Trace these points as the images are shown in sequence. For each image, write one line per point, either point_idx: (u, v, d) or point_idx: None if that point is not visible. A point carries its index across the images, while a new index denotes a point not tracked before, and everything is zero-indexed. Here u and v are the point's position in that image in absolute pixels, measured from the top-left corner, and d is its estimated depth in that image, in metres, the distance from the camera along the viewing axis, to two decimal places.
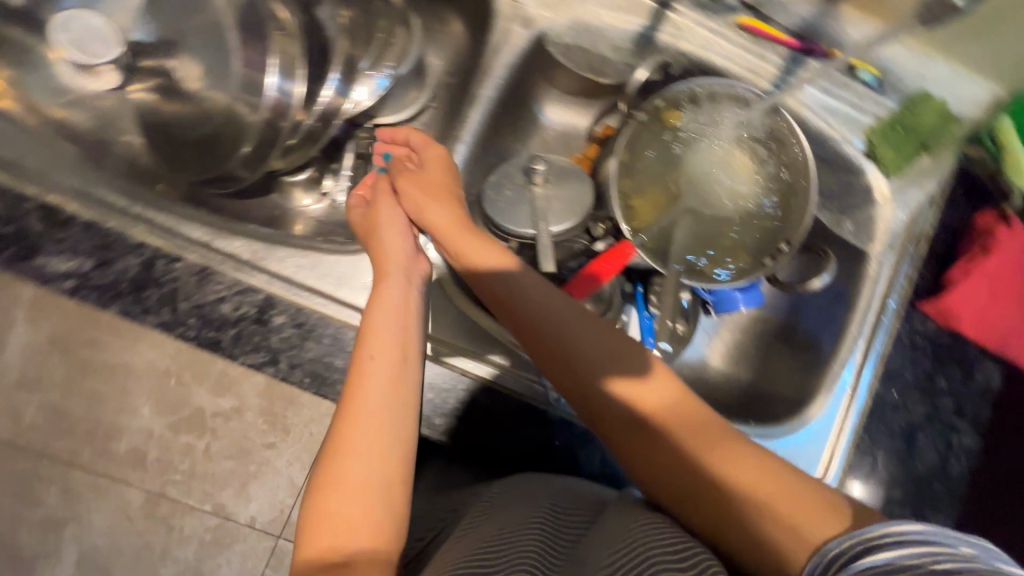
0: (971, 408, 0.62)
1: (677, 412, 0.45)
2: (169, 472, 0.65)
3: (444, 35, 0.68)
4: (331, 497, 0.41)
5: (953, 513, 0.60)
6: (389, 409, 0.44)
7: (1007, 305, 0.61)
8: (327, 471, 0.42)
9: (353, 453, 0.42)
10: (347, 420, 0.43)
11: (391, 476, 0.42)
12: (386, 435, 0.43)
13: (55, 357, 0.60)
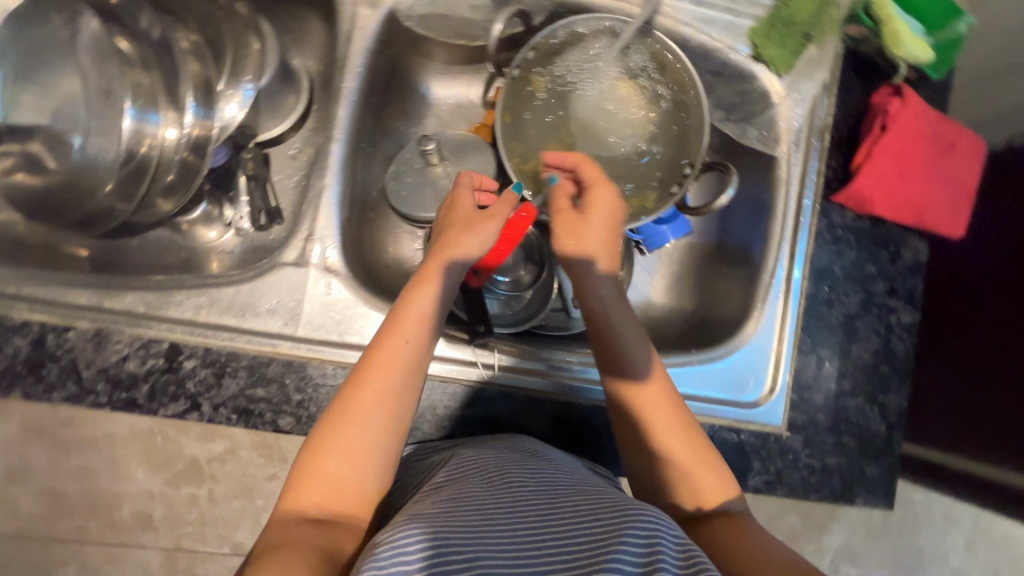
0: (904, 286, 0.62)
1: (691, 451, 0.48)
2: (178, 527, 0.79)
3: (307, 35, 0.67)
4: (327, 457, 0.44)
5: (900, 389, 0.62)
6: (399, 396, 0.47)
7: (919, 177, 0.61)
8: (329, 435, 0.45)
9: (359, 426, 0.45)
10: (366, 394, 0.47)
11: (384, 457, 0.46)
12: (394, 410, 0.47)
13: (33, 447, 0.72)
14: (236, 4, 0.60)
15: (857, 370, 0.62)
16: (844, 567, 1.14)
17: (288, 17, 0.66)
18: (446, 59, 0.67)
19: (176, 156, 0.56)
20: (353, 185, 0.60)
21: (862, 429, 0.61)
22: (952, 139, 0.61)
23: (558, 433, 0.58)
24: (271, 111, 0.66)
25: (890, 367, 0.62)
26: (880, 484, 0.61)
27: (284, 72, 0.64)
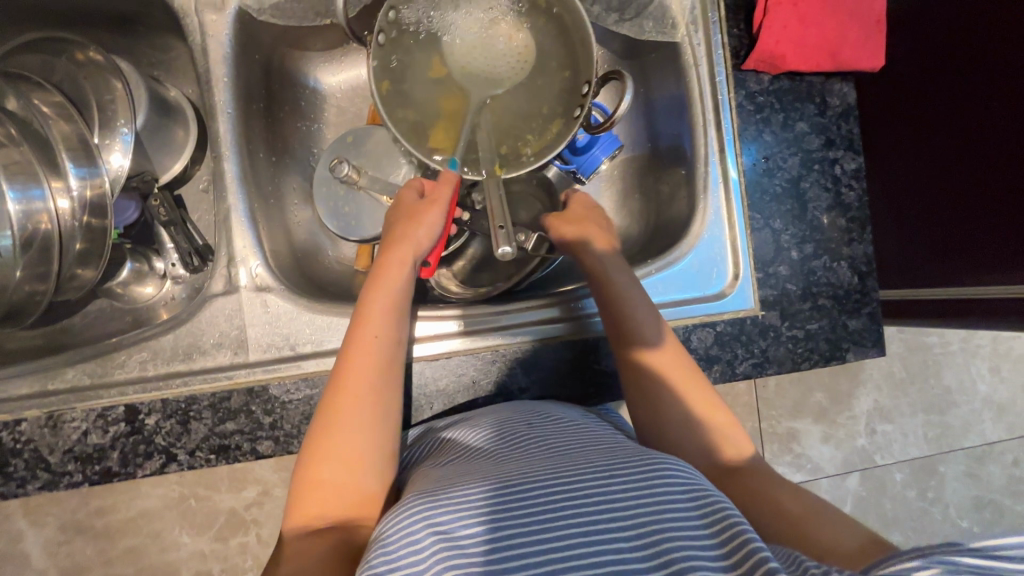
0: (839, 134, 0.61)
1: (695, 394, 0.52)
2: (241, 569, 0.89)
3: (176, 63, 0.64)
4: (320, 468, 0.43)
5: (862, 236, 0.61)
6: (380, 387, 0.47)
7: (824, 19, 0.58)
8: (319, 445, 0.44)
9: (350, 425, 0.45)
10: (344, 395, 0.46)
11: (381, 450, 0.45)
12: (380, 399, 0.46)
13: (74, 538, 0.86)
14: (87, 51, 0.57)
15: (816, 231, 0.60)
16: (880, 427, 1.15)
17: (150, 49, 0.63)
18: (323, 45, 0.63)
19: (76, 223, 0.54)
20: (264, 199, 0.58)
21: (835, 287, 0.60)
22: None
23: (535, 379, 0.58)
24: (166, 151, 0.63)
25: (847, 218, 0.61)
26: (867, 334, 0.60)
27: (162, 107, 0.61)
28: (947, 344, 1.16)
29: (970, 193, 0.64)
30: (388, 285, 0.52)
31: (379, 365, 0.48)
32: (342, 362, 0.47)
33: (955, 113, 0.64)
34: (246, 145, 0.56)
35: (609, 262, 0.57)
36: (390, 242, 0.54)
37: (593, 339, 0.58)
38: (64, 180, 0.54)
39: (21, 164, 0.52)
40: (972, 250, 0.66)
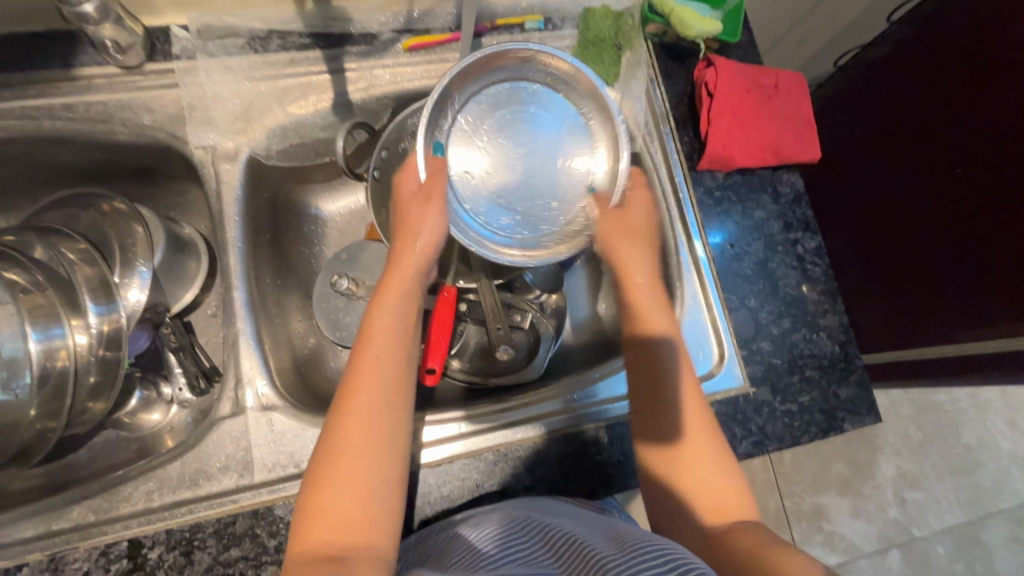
0: (796, 218, 0.67)
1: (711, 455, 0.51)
2: None
3: (191, 206, 0.71)
4: (327, 493, 0.42)
5: (834, 308, 0.65)
6: (380, 401, 0.46)
7: (760, 123, 0.65)
8: (322, 468, 0.43)
9: (352, 446, 0.43)
10: (347, 416, 0.45)
11: (385, 472, 0.44)
12: (381, 415, 0.45)
13: None
14: (112, 201, 0.63)
15: (790, 306, 0.64)
16: (910, 496, 1.10)
17: (169, 195, 0.70)
18: (324, 178, 0.70)
19: (93, 356, 0.58)
20: (270, 321, 0.61)
21: (819, 358, 0.63)
22: (774, 83, 0.67)
23: (542, 477, 0.58)
24: (178, 282, 0.68)
25: (817, 292, 0.65)
26: (859, 401, 0.62)
27: (177, 245, 0.67)
28: (957, 401, 1.16)
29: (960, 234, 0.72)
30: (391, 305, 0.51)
31: (382, 379, 0.47)
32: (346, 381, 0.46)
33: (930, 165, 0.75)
34: (255, 273, 0.61)
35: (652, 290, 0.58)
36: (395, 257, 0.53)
37: (593, 430, 0.59)
38: (84, 317, 0.58)
39: (44, 307, 0.56)
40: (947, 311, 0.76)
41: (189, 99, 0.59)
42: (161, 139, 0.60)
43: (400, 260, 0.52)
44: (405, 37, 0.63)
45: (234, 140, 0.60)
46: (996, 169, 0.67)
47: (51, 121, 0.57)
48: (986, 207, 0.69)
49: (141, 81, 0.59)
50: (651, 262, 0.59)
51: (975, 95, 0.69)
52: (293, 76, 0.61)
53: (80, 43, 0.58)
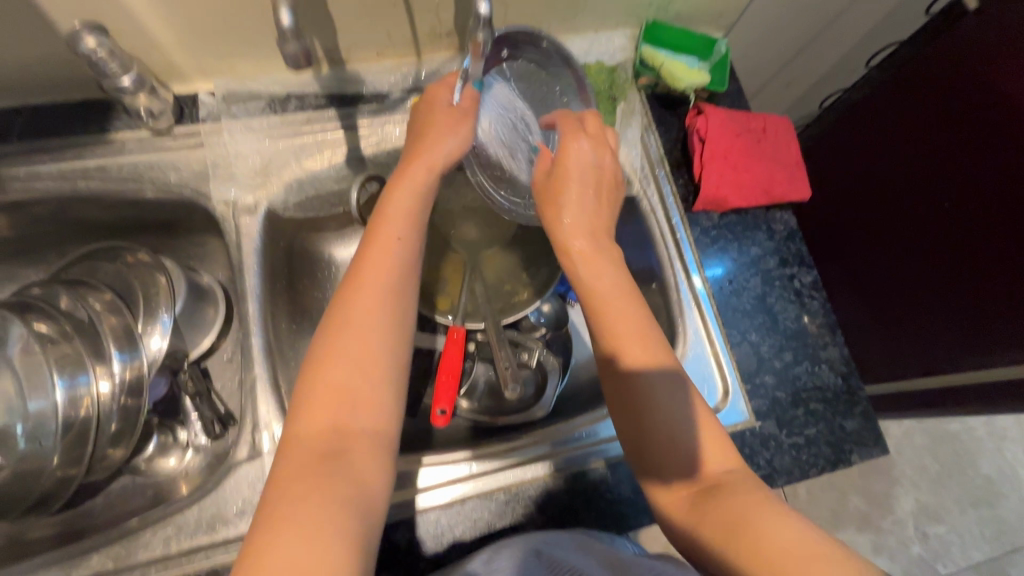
0: (791, 253, 0.69)
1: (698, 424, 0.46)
2: None
3: (210, 255, 0.75)
4: (332, 373, 0.43)
5: (834, 340, 0.66)
6: (389, 293, 0.47)
7: (752, 165, 0.68)
8: (329, 349, 0.44)
9: (360, 331, 0.45)
10: (363, 302, 0.46)
11: (391, 358, 0.46)
12: (390, 308, 0.47)
13: None
14: (137, 253, 0.67)
15: (791, 340, 0.66)
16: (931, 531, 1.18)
17: (190, 245, 0.74)
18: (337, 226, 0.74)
19: (114, 404, 0.59)
20: (286, 365, 0.63)
21: (822, 390, 0.64)
22: (762, 127, 0.71)
23: (553, 515, 0.58)
24: (197, 329, 0.70)
25: (816, 325, 0.67)
26: (866, 433, 0.63)
27: (197, 293, 0.70)
28: (972, 431, 1.27)
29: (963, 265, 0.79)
30: (405, 195, 0.52)
31: (393, 266, 0.48)
32: (357, 268, 0.48)
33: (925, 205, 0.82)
34: (271, 319, 0.63)
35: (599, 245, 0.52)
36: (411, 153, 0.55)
37: (602, 467, 0.60)
38: (108, 366, 0.60)
39: (71, 356, 0.59)
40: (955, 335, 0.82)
41: (213, 158, 0.63)
42: (186, 195, 0.63)
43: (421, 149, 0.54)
44: (413, 96, 0.68)
45: (253, 195, 0.64)
46: (993, 201, 0.74)
47: (85, 182, 0.61)
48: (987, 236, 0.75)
49: (169, 143, 0.63)
50: (588, 191, 0.55)
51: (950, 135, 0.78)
52: (309, 134, 0.66)
53: (114, 110, 0.62)
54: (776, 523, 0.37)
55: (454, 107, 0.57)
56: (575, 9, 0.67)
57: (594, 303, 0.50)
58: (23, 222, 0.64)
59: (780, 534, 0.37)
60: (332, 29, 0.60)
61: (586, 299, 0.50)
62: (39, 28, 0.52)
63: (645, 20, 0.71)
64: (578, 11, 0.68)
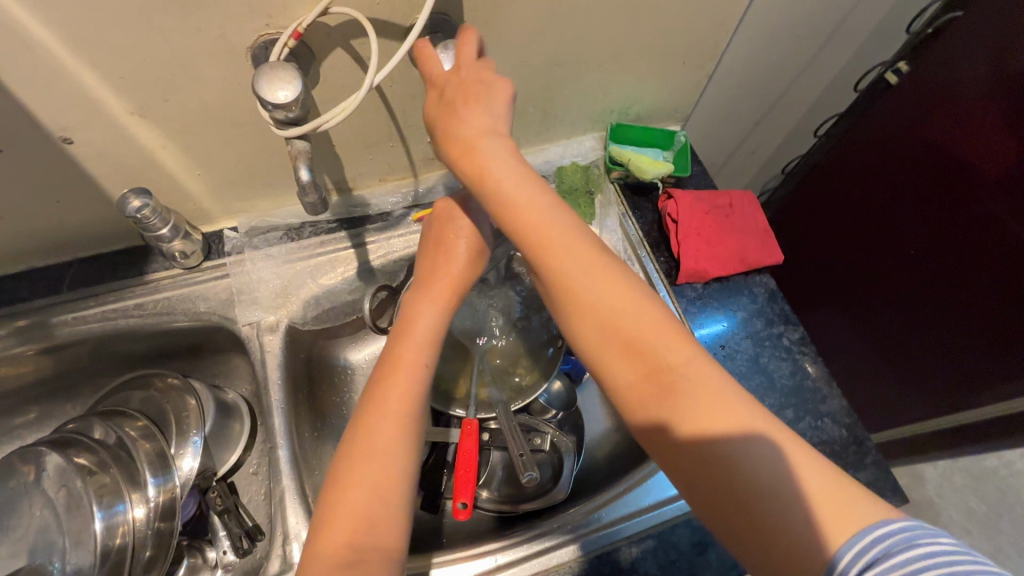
0: (775, 313, 0.74)
1: (638, 322, 0.44)
2: None
3: (235, 372, 0.80)
4: (356, 494, 0.47)
5: (831, 392, 0.69)
6: (408, 410, 0.51)
7: (724, 238, 0.75)
8: (353, 467, 0.48)
9: (382, 454, 0.48)
10: (392, 399, 0.51)
11: (407, 479, 0.49)
12: (406, 426, 0.50)
13: None
14: (166, 378, 0.72)
15: (789, 397, 0.68)
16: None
17: (218, 365, 0.79)
18: (353, 334, 0.80)
19: (148, 529, 0.62)
20: (309, 472, 0.66)
21: (830, 443, 0.66)
22: (728, 203, 0.78)
23: None
24: (224, 445, 0.74)
25: (811, 379, 0.70)
26: (882, 484, 0.64)
27: (224, 410, 0.74)
28: None
29: (962, 298, 0.84)
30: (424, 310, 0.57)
31: (412, 380, 0.52)
32: (381, 377, 0.52)
33: (910, 246, 0.89)
34: (295, 429, 0.66)
35: (502, 153, 0.50)
36: (428, 277, 0.61)
37: (623, 545, 0.61)
38: (143, 491, 0.63)
39: (108, 486, 0.61)
40: (974, 369, 0.86)
41: (237, 285, 0.70)
42: (215, 321, 0.70)
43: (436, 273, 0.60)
44: (414, 211, 0.76)
45: (275, 314, 0.70)
46: (978, 244, 0.80)
47: (127, 319, 0.67)
48: (983, 277, 0.81)
49: (199, 277, 0.70)
50: (479, 101, 0.51)
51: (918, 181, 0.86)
52: (323, 254, 0.73)
53: (152, 253, 0.71)
54: (745, 429, 0.38)
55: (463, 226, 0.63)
56: (547, 123, 0.77)
57: (509, 220, 0.48)
58: (66, 361, 0.69)
59: (805, 480, 0.36)
60: (341, 164, 0.69)
61: (503, 215, 0.49)
62: (95, 195, 0.61)
63: (610, 124, 0.81)
64: (550, 124, 0.78)
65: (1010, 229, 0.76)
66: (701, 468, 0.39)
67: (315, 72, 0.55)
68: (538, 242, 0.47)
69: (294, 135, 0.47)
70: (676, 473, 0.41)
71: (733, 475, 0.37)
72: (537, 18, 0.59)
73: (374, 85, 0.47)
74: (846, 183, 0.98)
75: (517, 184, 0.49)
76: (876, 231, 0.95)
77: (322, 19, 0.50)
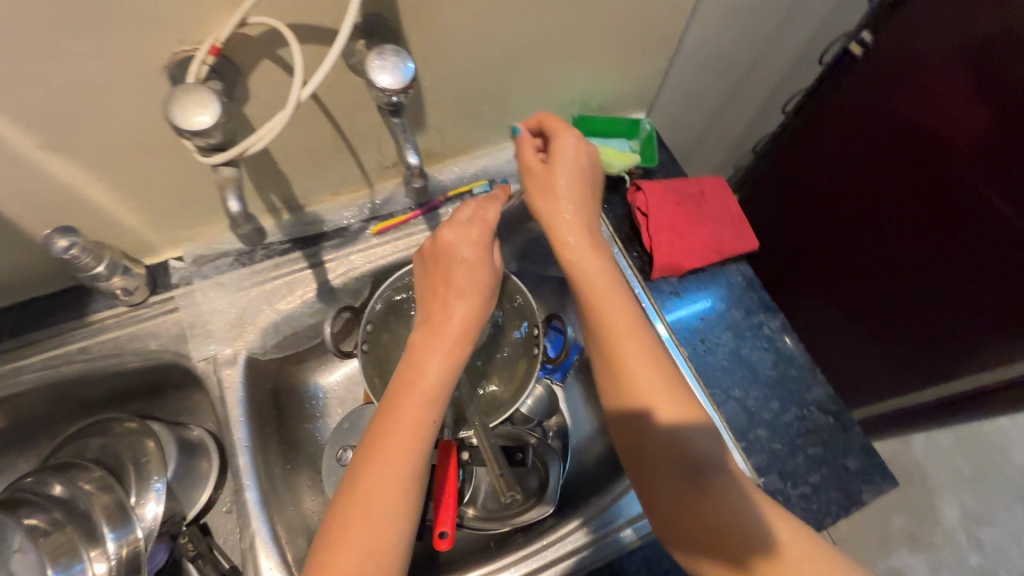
0: (754, 301, 0.72)
1: (661, 371, 0.52)
2: None
3: (196, 408, 0.76)
4: (348, 557, 0.41)
5: (815, 379, 0.68)
6: (411, 467, 0.45)
7: (697, 228, 0.72)
8: (349, 528, 0.43)
9: (379, 519, 0.43)
10: (393, 449, 0.45)
11: (402, 545, 0.44)
12: (408, 487, 0.45)
13: None
14: (125, 422, 0.68)
15: (774, 388, 0.67)
16: (982, 534, 1.36)
17: (179, 403, 0.75)
18: (321, 357, 0.76)
19: None
20: (281, 511, 0.63)
21: (818, 433, 0.64)
22: (699, 190, 0.75)
23: None
24: (191, 486, 0.70)
25: (795, 368, 0.68)
26: (871, 470, 0.63)
27: (188, 450, 0.70)
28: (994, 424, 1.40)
29: (950, 278, 0.82)
30: (428, 350, 0.49)
31: (416, 437, 0.46)
32: (382, 429, 0.46)
33: (897, 222, 0.87)
34: (264, 466, 0.63)
35: (579, 216, 0.59)
36: (436, 310, 0.52)
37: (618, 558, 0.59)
38: (102, 546, 0.58)
39: (63, 545, 0.58)
40: (957, 344, 0.85)
41: (189, 318, 0.66)
42: (168, 358, 0.65)
43: (444, 305, 0.52)
44: (372, 224, 0.72)
45: (232, 346, 0.66)
46: (973, 219, 0.77)
47: (70, 365, 0.63)
48: (980, 252, 0.77)
49: (145, 314, 0.65)
50: (575, 175, 0.59)
51: (904, 156, 0.83)
52: (278, 277, 0.69)
53: (91, 291, 0.66)
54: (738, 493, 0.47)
55: (471, 256, 0.54)
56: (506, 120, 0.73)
57: (572, 268, 0.57)
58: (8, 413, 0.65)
59: (787, 542, 0.44)
60: (289, 181, 0.65)
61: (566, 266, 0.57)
62: (16, 236, 0.56)
63: (572, 116, 0.78)
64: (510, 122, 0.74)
65: (983, 196, 0.75)
66: (693, 508, 0.47)
67: (243, 88, 0.51)
68: (594, 291, 0.55)
69: (220, 161, 0.43)
70: (671, 507, 0.49)
71: (720, 522, 0.46)
72: (483, 13, 0.55)
73: (299, 103, 0.43)
74: (831, 160, 0.95)
75: (587, 246, 0.57)
76: (861, 207, 0.92)
77: (242, 30, 0.46)
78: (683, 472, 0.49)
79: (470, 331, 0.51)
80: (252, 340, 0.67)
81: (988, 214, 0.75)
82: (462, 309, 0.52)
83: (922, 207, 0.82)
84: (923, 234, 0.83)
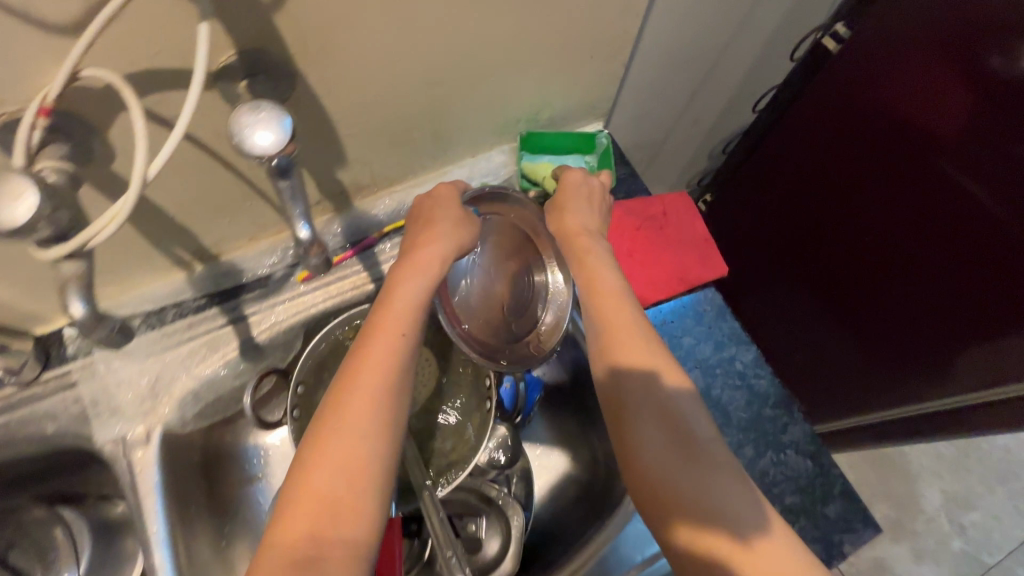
0: (725, 333, 0.66)
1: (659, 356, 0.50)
2: None
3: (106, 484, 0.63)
4: (321, 473, 0.41)
5: (792, 418, 0.62)
6: (383, 385, 0.45)
7: (659, 256, 0.66)
8: (323, 443, 0.42)
9: (353, 431, 0.43)
10: (364, 371, 0.45)
11: (382, 463, 0.43)
12: (384, 407, 0.44)
13: None
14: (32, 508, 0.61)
15: (748, 430, 0.61)
16: (964, 518, 1.36)
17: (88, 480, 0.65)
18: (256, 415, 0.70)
19: None
20: None
21: (796, 479, 0.60)
22: (661, 212, 0.69)
23: None
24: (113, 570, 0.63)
25: (770, 407, 0.63)
26: (852, 516, 0.58)
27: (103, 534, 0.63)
28: None
29: (930, 266, 0.76)
30: (401, 284, 0.50)
31: (389, 358, 0.46)
32: (357, 353, 0.46)
33: (873, 212, 0.81)
34: (188, 554, 0.57)
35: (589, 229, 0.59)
36: (412, 250, 0.52)
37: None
38: None
39: None
40: (937, 345, 0.81)
41: (91, 395, 0.58)
42: (70, 442, 0.58)
43: (421, 242, 0.52)
44: (298, 269, 0.65)
45: (144, 423, 0.59)
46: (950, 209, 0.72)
47: None
48: (961, 240, 0.72)
49: (38, 393, 0.56)
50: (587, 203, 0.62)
51: (877, 142, 0.77)
52: (194, 338, 0.61)
53: None
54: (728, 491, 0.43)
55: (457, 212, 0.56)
56: (444, 145, 0.65)
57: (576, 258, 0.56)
58: None
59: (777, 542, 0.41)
60: (193, 234, 0.57)
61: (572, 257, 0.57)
62: None
63: (519, 133, 0.70)
64: (448, 146, 0.66)
65: (955, 182, 0.70)
66: (682, 500, 0.42)
67: (101, 147, 0.42)
68: (591, 279, 0.54)
69: (61, 256, 0.35)
70: (658, 496, 0.43)
71: (710, 509, 0.42)
72: (395, 38, 0.47)
73: (146, 181, 0.34)
74: (798, 154, 0.90)
75: (595, 244, 0.57)
76: (835, 203, 0.87)
77: (81, 84, 0.37)
78: (676, 451, 0.45)
79: (441, 261, 0.52)
80: (167, 413, 0.60)
81: (961, 200, 0.70)
82: (437, 243, 0.52)
83: (899, 194, 0.77)
84: (901, 220, 0.78)
